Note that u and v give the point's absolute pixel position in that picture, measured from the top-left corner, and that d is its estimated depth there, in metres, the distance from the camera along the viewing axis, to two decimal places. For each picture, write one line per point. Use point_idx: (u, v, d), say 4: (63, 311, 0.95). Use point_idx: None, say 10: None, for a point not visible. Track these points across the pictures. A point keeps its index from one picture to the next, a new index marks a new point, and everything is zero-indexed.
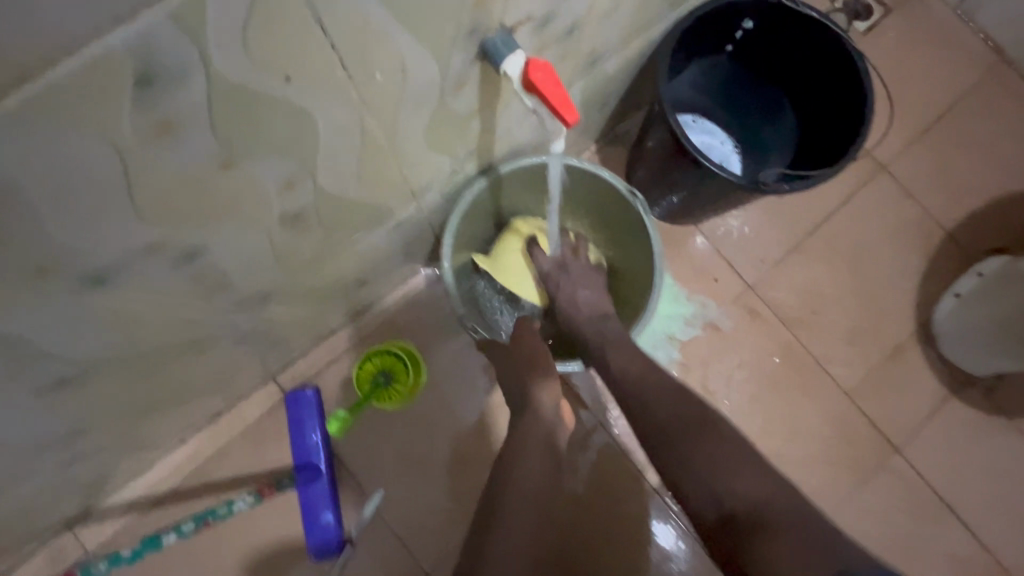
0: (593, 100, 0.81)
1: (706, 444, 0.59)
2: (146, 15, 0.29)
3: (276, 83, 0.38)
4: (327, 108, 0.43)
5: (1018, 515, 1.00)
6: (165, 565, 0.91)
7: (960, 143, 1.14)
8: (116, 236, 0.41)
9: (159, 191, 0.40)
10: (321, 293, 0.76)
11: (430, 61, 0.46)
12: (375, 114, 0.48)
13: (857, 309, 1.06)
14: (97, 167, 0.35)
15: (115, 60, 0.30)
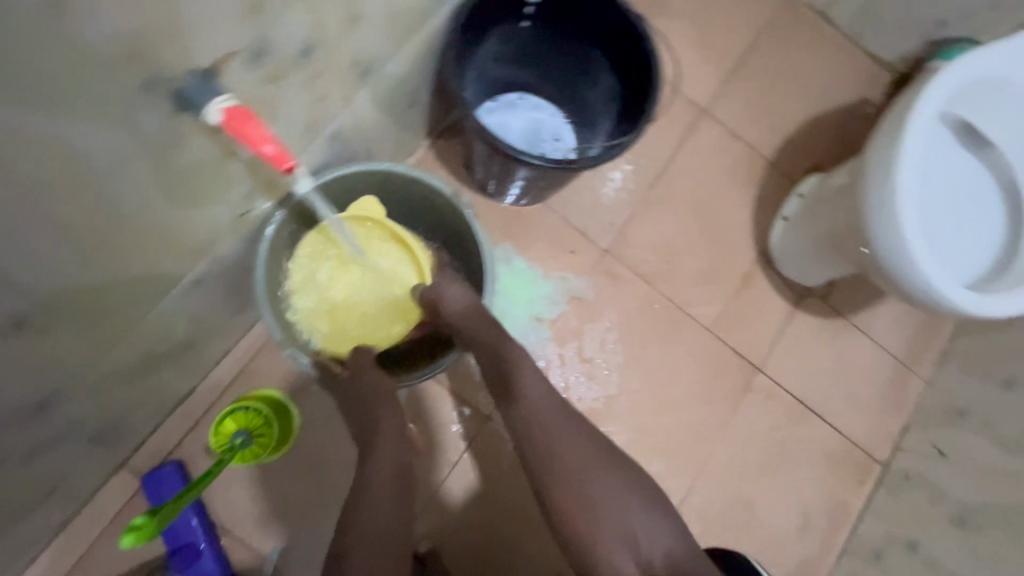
0: (392, 102, 0.77)
1: (618, 492, 0.64)
2: None
3: None
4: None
5: (865, 398, 1.14)
6: None
7: (767, 78, 1.23)
8: None
9: None
10: (134, 370, 0.69)
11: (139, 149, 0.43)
12: (75, 202, 0.41)
13: (705, 249, 1.13)
14: None
15: None
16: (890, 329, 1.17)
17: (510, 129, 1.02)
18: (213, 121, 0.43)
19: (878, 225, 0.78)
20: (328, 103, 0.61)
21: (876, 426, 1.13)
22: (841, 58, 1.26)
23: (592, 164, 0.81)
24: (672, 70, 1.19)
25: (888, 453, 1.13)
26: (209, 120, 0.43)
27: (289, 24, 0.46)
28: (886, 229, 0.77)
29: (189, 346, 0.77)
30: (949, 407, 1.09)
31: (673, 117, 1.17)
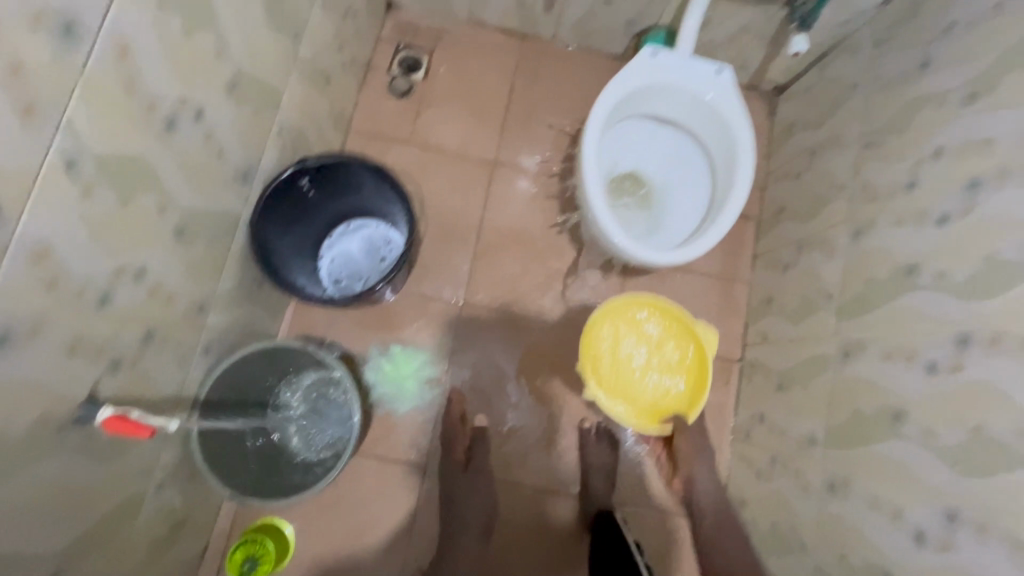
0: (241, 301, 1.06)
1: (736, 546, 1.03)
2: None
3: None
4: (16, 537, 0.65)
5: (706, 317, 1.43)
6: None
7: (532, 112, 1.51)
8: None
9: None
10: (150, 555, 0.99)
11: (76, 456, 0.71)
12: (55, 501, 0.70)
13: (539, 265, 1.43)
14: None
15: None
16: (702, 257, 1.46)
17: (351, 253, 1.33)
18: (101, 422, 0.68)
19: (602, 232, 1.06)
20: (185, 342, 0.90)
21: (721, 335, 1.42)
22: (583, 68, 1.53)
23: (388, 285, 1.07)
24: (459, 142, 1.48)
25: (739, 351, 1.42)
26: (99, 420, 0.68)
27: (124, 339, 0.74)
28: (607, 233, 1.05)
29: (183, 522, 1.07)
30: (762, 299, 1.38)
31: (474, 176, 1.46)
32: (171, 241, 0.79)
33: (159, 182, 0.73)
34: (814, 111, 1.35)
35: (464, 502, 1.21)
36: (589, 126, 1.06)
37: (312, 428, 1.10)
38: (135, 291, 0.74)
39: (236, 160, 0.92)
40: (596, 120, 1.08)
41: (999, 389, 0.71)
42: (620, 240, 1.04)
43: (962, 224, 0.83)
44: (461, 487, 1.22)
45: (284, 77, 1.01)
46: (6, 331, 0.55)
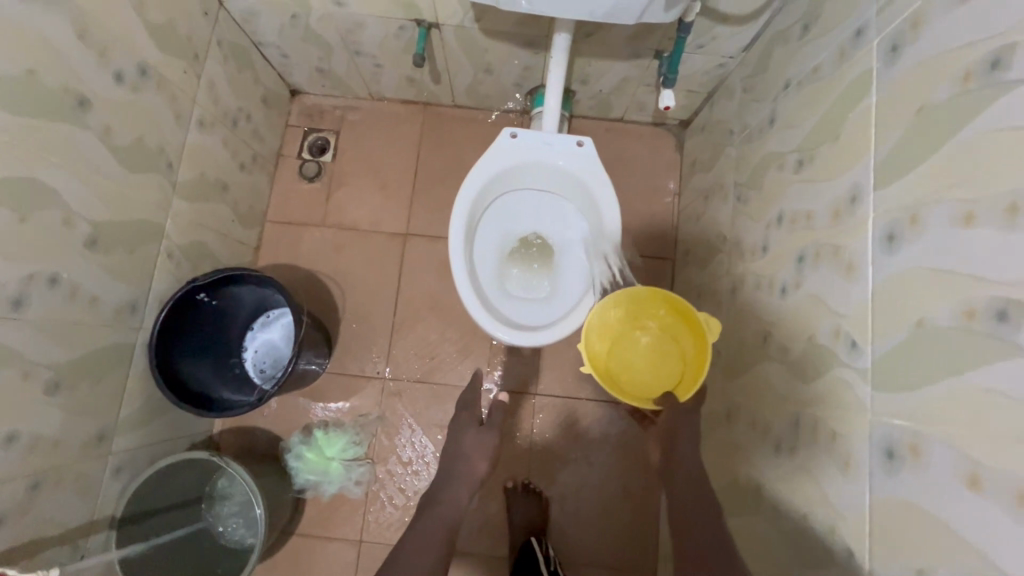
0: (152, 415, 1.13)
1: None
2: None
3: None
4: None
5: None
6: None
7: (439, 178, 1.55)
8: None
9: None
10: None
11: None
12: None
13: (458, 330, 1.46)
14: None
15: None
16: None
17: (274, 340, 1.37)
18: None
19: (483, 319, 1.08)
20: (86, 475, 0.97)
21: None
22: (486, 128, 1.56)
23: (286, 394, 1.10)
24: (372, 218, 1.52)
25: None
26: None
27: (5, 498, 0.82)
28: (485, 321, 1.07)
29: None
30: None
31: (389, 250, 1.50)
32: (44, 398, 0.86)
33: (15, 356, 0.80)
34: (707, 151, 1.34)
35: (456, 466, 1.18)
36: (455, 218, 1.10)
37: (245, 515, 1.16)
38: (7, 455, 0.81)
39: (115, 300, 0.99)
40: (462, 211, 1.11)
41: (817, 480, 0.71)
42: (495, 330, 1.07)
43: (796, 297, 0.82)
44: (467, 444, 1.21)
45: (161, 207, 1.08)
46: None
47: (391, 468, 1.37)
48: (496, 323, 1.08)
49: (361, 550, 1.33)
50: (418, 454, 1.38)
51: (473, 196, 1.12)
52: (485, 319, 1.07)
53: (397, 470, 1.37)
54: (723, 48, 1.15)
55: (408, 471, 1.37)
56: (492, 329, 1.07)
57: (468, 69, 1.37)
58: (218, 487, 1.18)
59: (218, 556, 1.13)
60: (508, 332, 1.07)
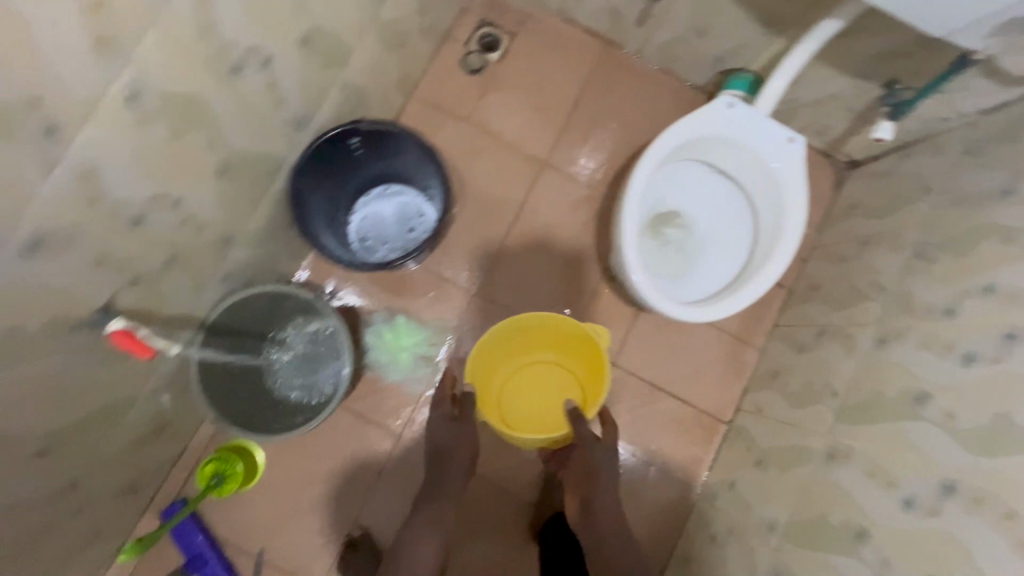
0: (269, 236, 1.10)
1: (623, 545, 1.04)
2: None
3: None
4: (14, 418, 0.70)
5: (709, 371, 1.42)
6: None
7: (594, 121, 1.48)
8: None
9: None
10: (131, 449, 1.06)
11: (83, 364, 0.77)
12: (58, 393, 0.76)
13: (561, 276, 1.42)
14: None
15: None
16: None
17: (382, 215, 1.35)
18: (115, 332, 0.75)
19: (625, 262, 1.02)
20: (206, 270, 0.94)
21: (717, 392, 1.41)
22: (660, 90, 1.49)
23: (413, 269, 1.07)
24: (515, 133, 1.47)
25: (730, 414, 1.41)
26: (112, 330, 0.76)
27: (148, 260, 0.78)
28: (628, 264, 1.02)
29: (167, 425, 1.14)
30: (768, 371, 1.36)
31: (521, 171, 1.45)
32: (213, 175, 0.82)
33: (212, 120, 0.75)
34: (879, 199, 1.29)
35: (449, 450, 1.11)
36: (645, 153, 1.04)
37: (306, 372, 1.18)
38: (167, 218, 0.77)
39: (292, 108, 0.93)
40: (654, 153, 1.05)
41: (966, 554, 0.70)
42: (636, 275, 1.00)
43: (985, 368, 0.80)
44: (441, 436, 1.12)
45: (358, 34, 1.02)
46: (43, 237, 0.59)
47: None
48: (639, 269, 1.01)
49: (393, 443, 1.32)
50: None
51: (673, 146, 1.06)
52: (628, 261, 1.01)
53: None
54: (960, 101, 1.10)
55: None
56: (635, 279, 1.00)
57: (683, 22, 1.30)
58: (290, 335, 1.19)
59: (271, 402, 1.16)
60: (646, 283, 1.00)
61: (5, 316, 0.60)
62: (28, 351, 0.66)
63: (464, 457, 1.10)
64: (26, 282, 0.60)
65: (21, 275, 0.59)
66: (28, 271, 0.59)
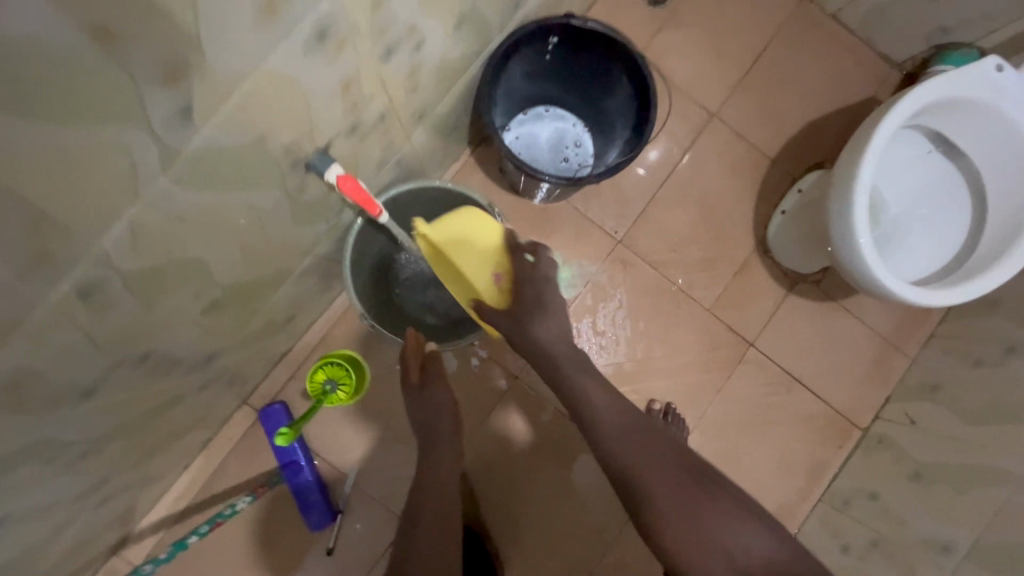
0: (442, 128, 0.99)
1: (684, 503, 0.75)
2: (64, 272, 0.44)
3: (165, 254, 0.54)
4: (215, 249, 0.61)
5: (853, 372, 1.29)
6: (215, 552, 1.15)
7: (774, 80, 1.34)
8: (98, 370, 0.59)
9: (114, 340, 0.57)
10: (259, 333, 0.97)
11: (282, 213, 0.69)
12: (253, 238, 0.67)
13: (711, 240, 1.30)
14: (76, 347, 0.52)
15: (62, 293, 0.46)
16: (878, 311, 1.31)
17: (538, 138, 1.24)
18: (332, 182, 0.65)
19: (844, 222, 0.92)
20: (393, 144, 0.84)
21: (858, 397, 1.29)
22: (851, 58, 1.35)
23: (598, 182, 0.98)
24: (686, 77, 1.33)
25: (868, 420, 1.28)
26: (326, 180, 0.66)
27: (369, 106, 0.68)
28: (850, 224, 0.91)
29: (292, 317, 1.05)
30: (924, 383, 1.23)
31: (686, 120, 1.32)
32: (449, 26, 0.73)
33: None
34: None
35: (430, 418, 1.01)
36: (897, 103, 0.90)
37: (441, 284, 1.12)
38: (405, 61, 0.68)
39: None
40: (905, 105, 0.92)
41: None
42: (859, 239, 0.89)
43: None
44: (416, 408, 1.02)
45: None
46: (330, 27, 0.51)
47: (580, 322, 1.25)
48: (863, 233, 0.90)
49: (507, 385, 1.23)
50: (611, 327, 1.25)
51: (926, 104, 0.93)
52: (847, 220, 0.91)
53: (583, 330, 1.24)
54: None
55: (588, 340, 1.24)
56: (858, 241, 0.89)
57: None
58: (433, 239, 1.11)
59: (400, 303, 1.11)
60: (868, 250, 0.89)
61: (265, 113, 0.52)
62: (258, 172, 0.58)
63: (444, 421, 1.01)
64: (296, 76, 0.52)
65: (297, 65, 0.50)
66: (305, 65, 0.51)
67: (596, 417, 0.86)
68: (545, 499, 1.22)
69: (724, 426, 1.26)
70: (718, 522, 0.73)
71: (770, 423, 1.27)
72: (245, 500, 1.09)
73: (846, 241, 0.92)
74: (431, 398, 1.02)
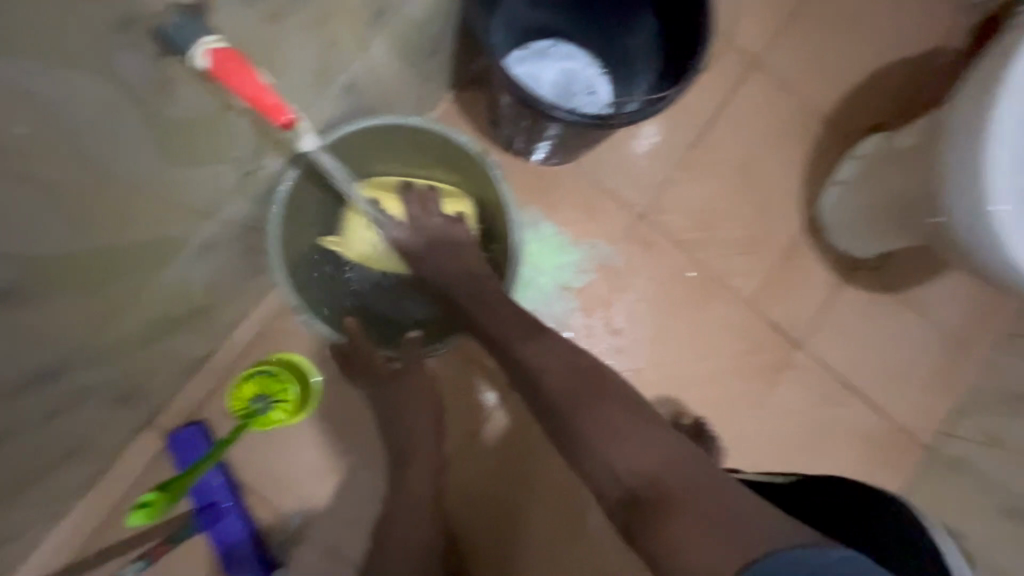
0: (414, 44, 0.70)
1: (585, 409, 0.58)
2: None
3: None
4: None
5: (917, 378, 1.07)
6: None
7: (827, 21, 1.09)
8: None
9: None
10: (149, 332, 0.68)
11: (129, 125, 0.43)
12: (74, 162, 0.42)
13: (750, 216, 1.05)
14: None
15: None
16: (946, 306, 1.08)
17: (540, 79, 0.95)
18: (200, 63, 0.39)
19: (966, 184, 0.70)
20: (338, 47, 0.55)
21: (922, 408, 1.06)
22: None
23: (630, 124, 0.71)
24: (722, 13, 1.07)
25: (933, 436, 1.06)
26: (195, 61, 0.39)
27: None
28: (978, 188, 0.69)
29: (205, 311, 0.76)
30: (1004, 392, 1.02)
31: (721, 66, 1.06)
32: None
33: None
34: None
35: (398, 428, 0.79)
36: None
37: None
38: None
39: None
40: None
41: None
42: (998, 205, 0.67)
43: None
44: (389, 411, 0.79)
45: None
46: None
47: (591, 318, 0.98)
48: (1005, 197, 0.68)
49: (498, 400, 0.96)
50: (629, 322, 1.00)
51: None
52: (970, 182, 0.69)
53: (593, 327, 0.98)
54: None
55: (599, 341, 0.98)
56: (994, 211, 0.67)
57: None
58: None
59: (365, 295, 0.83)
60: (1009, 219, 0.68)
61: None
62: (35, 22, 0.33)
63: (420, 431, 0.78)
64: None
65: None
66: None
67: (491, 315, 0.69)
68: (546, 542, 0.95)
69: (765, 446, 1.02)
70: (596, 419, 0.57)
71: (818, 444, 1.03)
72: (133, 566, 0.80)
73: (970, 207, 0.70)
74: (393, 398, 0.78)
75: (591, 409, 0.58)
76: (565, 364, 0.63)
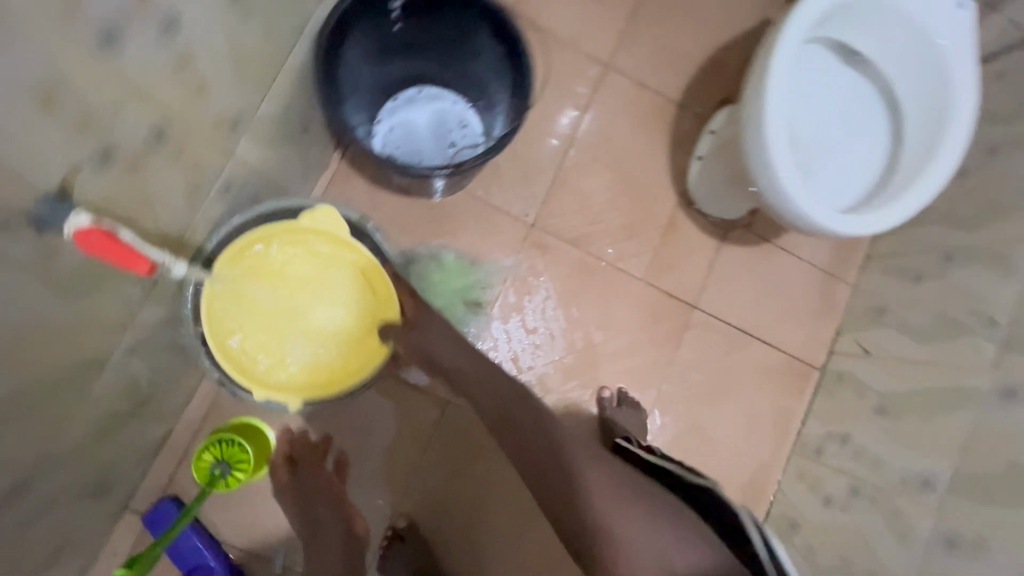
0: (283, 133, 0.80)
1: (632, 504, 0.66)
2: None
3: None
4: None
5: (801, 310, 1.23)
6: None
7: (665, 17, 1.22)
8: None
9: None
10: (101, 432, 0.76)
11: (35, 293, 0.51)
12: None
13: (630, 203, 1.18)
14: None
15: None
16: (813, 243, 1.24)
17: (416, 125, 1.06)
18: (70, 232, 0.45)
19: (759, 156, 0.81)
20: (205, 165, 0.65)
21: (810, 336, 1.22)
22: None
23: (477, 166, 0.83)
24: (570, 28, 1.19)
25: (822, 358, 1.22)
26: (64, 231, 0.46)
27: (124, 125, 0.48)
28: (766, 158, 0.80)
29: (149, 401, 0.84)
30: (871, 308, 1.18)
31: (578, 75, 1.18)
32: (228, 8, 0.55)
33: None
34: (1008, 101, 1.10)
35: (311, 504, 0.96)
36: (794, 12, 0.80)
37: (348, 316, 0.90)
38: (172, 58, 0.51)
39: None
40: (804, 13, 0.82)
41: None
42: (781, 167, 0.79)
43: None
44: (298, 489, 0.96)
45: None
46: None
47: (507, 323, 1.11)
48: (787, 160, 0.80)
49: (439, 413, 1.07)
50: (540, 318, 1.12)
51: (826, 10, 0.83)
52: (761, 154, 0.81)
53: (510, 331, 1.10)
54: None
55: (519, 341, 1.11)
56: (781, 174, 0.79)
57: None
58: None
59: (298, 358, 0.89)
60: (794, 178, 0.80)
61: None
62: None
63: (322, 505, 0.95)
64: None
65: None
66: None
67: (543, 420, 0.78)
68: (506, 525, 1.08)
69: (682, 398, 1.17)
70: (620, 519, 0.64)
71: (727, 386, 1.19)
72: None
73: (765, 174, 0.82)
74: (307, 484, 0.96)
75: (617, 511, 0.65)
76: (604, 471, 0.71)
